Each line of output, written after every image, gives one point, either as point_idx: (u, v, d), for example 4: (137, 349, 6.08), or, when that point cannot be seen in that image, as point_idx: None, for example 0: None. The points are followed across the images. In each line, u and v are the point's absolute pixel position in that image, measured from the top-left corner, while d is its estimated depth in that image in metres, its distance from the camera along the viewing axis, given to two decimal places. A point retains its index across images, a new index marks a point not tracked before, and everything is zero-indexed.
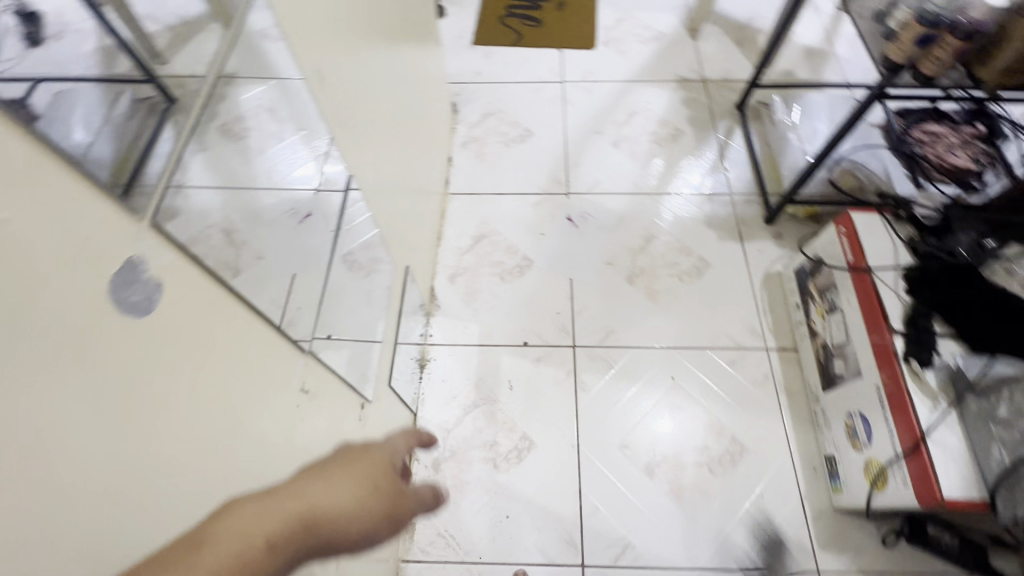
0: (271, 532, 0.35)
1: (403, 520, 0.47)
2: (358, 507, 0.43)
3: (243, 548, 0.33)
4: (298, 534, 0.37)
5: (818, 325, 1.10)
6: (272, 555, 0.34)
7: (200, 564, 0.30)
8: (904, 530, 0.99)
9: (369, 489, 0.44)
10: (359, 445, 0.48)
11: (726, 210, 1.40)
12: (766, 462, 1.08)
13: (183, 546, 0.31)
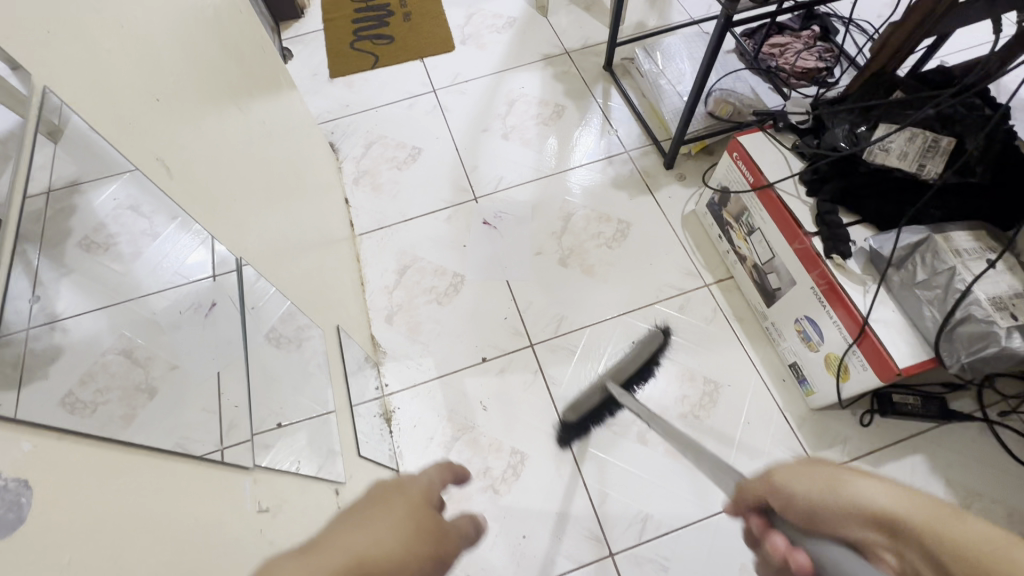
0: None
1: (452, 558, 0.42)
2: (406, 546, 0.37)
3: None
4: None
5: (744, 248, 1.15)
6: None
7: None
8: (876, 407, 1.06)
9: (411, 524, 0.39)
10: (392, 486, 0.43)
11: (628, 167, 1.43)
12: (741, 389, 1.12)
13: None
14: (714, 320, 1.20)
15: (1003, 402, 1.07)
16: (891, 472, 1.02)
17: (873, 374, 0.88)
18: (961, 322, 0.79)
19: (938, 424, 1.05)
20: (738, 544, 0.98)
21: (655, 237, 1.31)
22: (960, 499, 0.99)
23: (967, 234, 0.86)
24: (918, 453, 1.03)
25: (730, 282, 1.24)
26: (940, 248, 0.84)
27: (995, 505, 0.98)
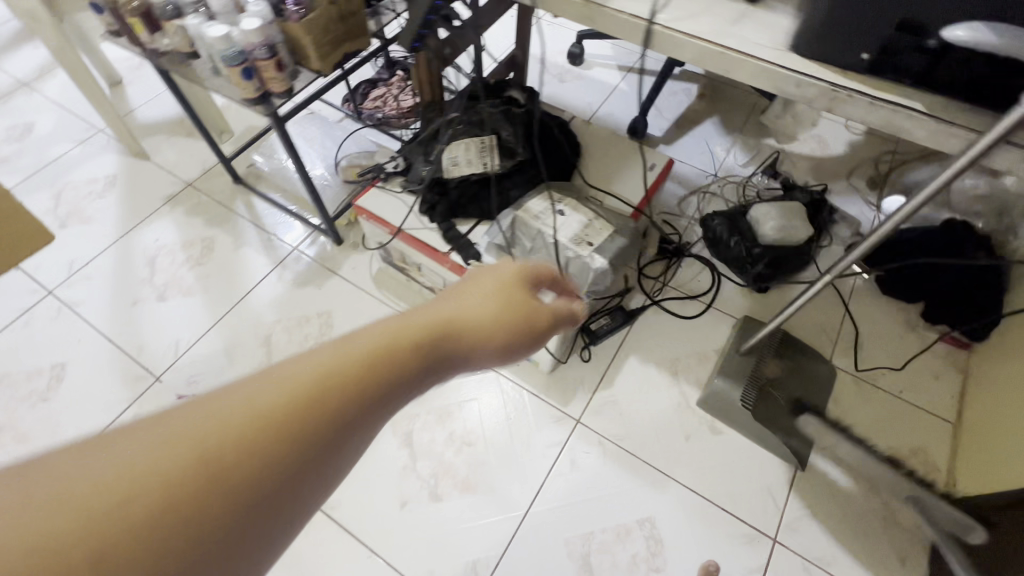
0: (410, 339, 0.35)
1: (540, 332, 0.45)
2: (500, 338, 0.41)
3: (350, 358, 0.31)
4: (433, 335, 0.36)
5: (427, 281, 1.24)
6: (408, 368, 0.34)
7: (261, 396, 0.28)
8: (587, 340, 1.25)
9: (517, 315, 0.42)
10: (509, 266, 0.46)
11: (304, 261, 1.41)
12: (493, 394, 1.21)
13: (258, 427, 0.27)
14: None
15: (657, 282, 1.36)
16: (622, 383, 1.22)
17: None
18: (567, 267, 0.97)
19: (631, 325, 1.29)
20: (554, 526, 1.05)
21: (360, 311, 1.33)
22: (670, 370, 1.23)
23: (538, 197, 1.04)
24: (631, 356, 1.25)
25: None
26: (525, 220, 1.00)
27: (690, 359, 1.25)
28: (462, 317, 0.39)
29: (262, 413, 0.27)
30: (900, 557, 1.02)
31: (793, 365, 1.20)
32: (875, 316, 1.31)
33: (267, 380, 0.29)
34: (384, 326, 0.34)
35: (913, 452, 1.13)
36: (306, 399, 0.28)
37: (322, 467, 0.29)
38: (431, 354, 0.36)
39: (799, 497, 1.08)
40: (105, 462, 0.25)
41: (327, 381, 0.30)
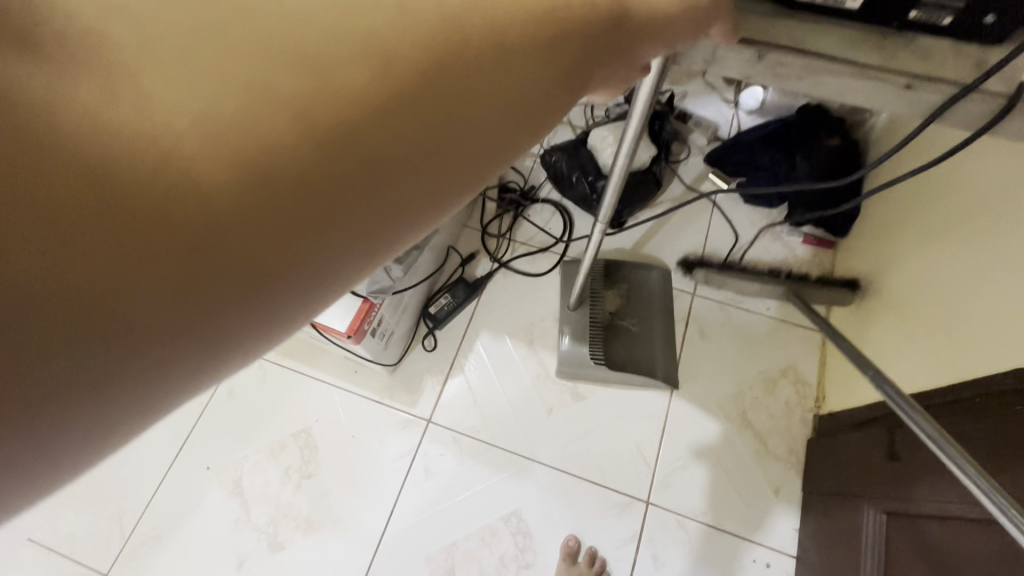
0: (572, 7, 0.27)
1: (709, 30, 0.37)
2: (572, 35, 0.27)
3: (484, 24, 0.24)
4: (601, 15, 0.29)
5: None
6: (505, 63, 0.25)
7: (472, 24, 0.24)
8: (430, 326, 1.10)
9: (685, 6, 0.35)
10: None
11: None
12: (330, 411, 1.05)
13: (411, 72, 0.23)
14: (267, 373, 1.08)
15: (504, 241, 1.19)
16: (476, 367, 1.08)
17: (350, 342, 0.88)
18: None
19: (478, 297, 1.14)
20: (414, 546, 0.95)
21: None
22: (525, 340, 1.10)
23: None
24: (481, 333, 1.11)
25: None
26: None
27: (545, 322, 1.12)
28: (530, 57, 0.26)
29: (389, 66, 0.23)
30: (775, 488, 0.97)
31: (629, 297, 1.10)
32: (739, 229, 1.19)
33: (313, 42, 0.21)
34: (448, 59, 0.23)
35: (783, 372, 1.06)
36: (326, 130, 0.22)
37: (304, 255, 0.23)
38: (564, 56, 0.27)
39: (670, 448, 1.01)
40: (236, 19, 0.22)
41: (385, 85, 0.22)
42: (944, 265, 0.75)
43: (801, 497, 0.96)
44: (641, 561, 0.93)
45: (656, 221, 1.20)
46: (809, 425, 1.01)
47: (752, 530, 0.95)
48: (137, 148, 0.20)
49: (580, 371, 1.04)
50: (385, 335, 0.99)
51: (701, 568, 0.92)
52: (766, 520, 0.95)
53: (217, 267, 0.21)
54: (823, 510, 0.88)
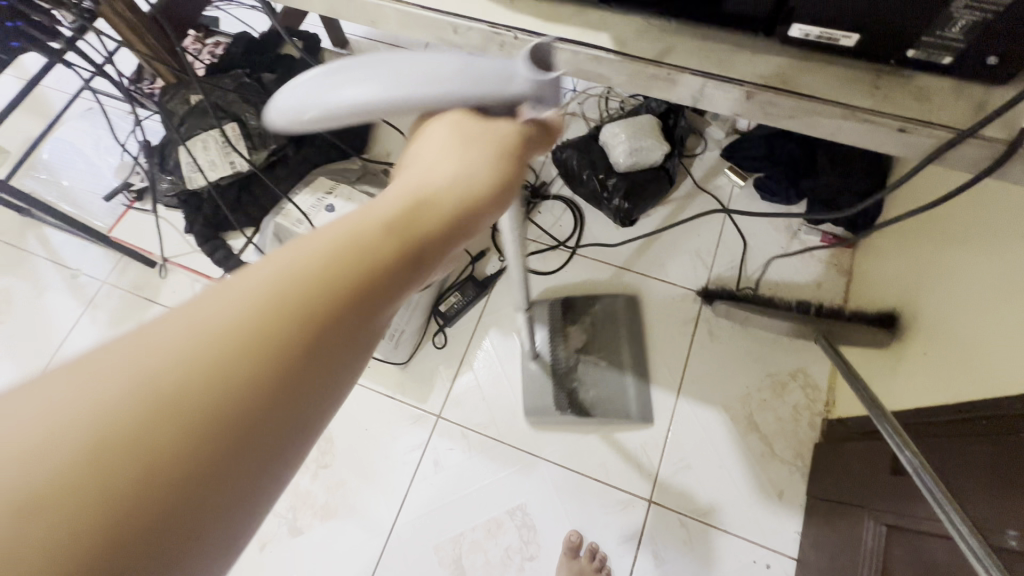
0: (387, 218, 0.30)
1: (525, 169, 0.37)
2: (410, 239, 0.30)
3: (313, 282, 0.27)
4: (419, 214, 0.31)
5: None
6: (345, 294, 0.27)
7: (298, 267, 0.27)
8: (441, 323, 1.13)
9: (500, 152, 0.35)
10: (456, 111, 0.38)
11: (116, 295, 1.22)
12: (345, 405, 1.09)
13: (253, 340, 0.25)
14: None
15: (514, 238, 1.20)
16: (485, 364, 1.11)
17: None
18: None
19: (488, 295, 1.15)
20: (423, 535, 1.00)
21: None
22: (534, 338, 1.12)
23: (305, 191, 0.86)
24: (490, 330, 1.13)
25: None
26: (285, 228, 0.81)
27: (553, 320, 1.13)
28: (365, 245, 0.28)
29: (238, 338, 0.25)
30: (779, 491, 0.98)
31: (583, 322, 1.12)
32: (753, 227, 1.17)
33: (151, 352, 0.24)
34: (281, 294, 0.26)
35: (793, 375, 1.05)
36: (200, 385, 0.24)
37: (251, 470, 0.25)
38: (398, 261, 0.29)
39: (674, 448, 1.02)
40: (108, 351, 0.24)
41: (229, 343, 0.25)
42: (953, 280, 0.72)
43: (805, 501, 0.96)
44: (642, 558, 0.95)
45: (668, 218, 1.19)
46: (817, 429, 1.01)
47: (753, 531, 0.96)
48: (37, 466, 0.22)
49: (552, 420, 1.04)
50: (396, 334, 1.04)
51: (701, 567, 0.94)
52: (768, 522, 0.96)
53: (149, 512, 0.23)
54: (826, 516, 0.89)
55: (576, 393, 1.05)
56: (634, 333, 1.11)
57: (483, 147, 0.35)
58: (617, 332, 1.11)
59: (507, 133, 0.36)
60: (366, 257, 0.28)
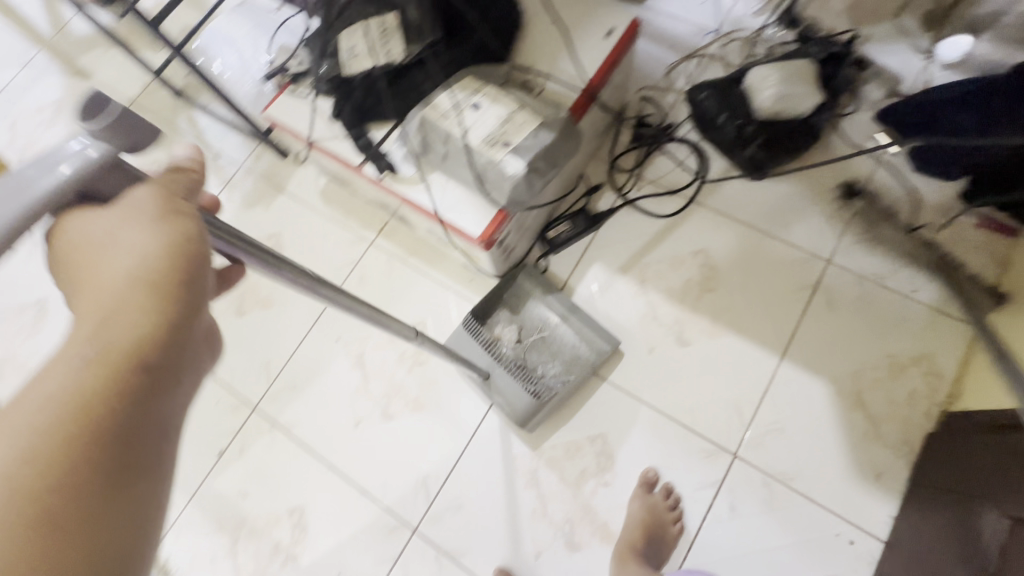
0: (127, 288, 0.37)
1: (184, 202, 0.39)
2: (142, 309, 0.37)
3: (66, 389, 0.35)
4: (147, 283, 0.37)
5: (366, 194, 1.13)
6: (131, 344, 0.36)
7: (40, 401, 0.35)
8: (546, 249, 1.13)
9: (155, 206, 0.38)
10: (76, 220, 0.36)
11: (250, 180, 1.33)
12: (444, 312, 1.14)
13: (74, 419, 0.35)
14: (394, 268, 1.19)
15: (631, 177, 1.16)
16: (584, 295, 1.11)
17: (477, 249, 0.90)
18: (484, 172, 0.82)
19: (596, 229, 1.14)
20: (503, 443, 1.04)
21: (309, 230, 1.26)
22: (637, 278, 1.10)
23: (453, 87, 0.86)
24: (594, 263, 1.13)
25: (391, 223, 1.23)
26: (432, 119, 0.84)
27: (661, 264, 1.10)
28: (75, 381, 0.35)
29: (52, 432, 0.34)
30: (876, 472, 0.93)
31: (518, 320, 1.07)
32: (897, 199, 1.07)
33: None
34: (37, 423, 0.34)
35: (915, 360, 0.98)
36: (20, 513, 0.33)
37: (134, 480, 0.37)
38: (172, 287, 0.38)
39: (768, 410, 0.99)
40: None
41: (34, 460, 0.34)
42: None
43: (905, 488, 0.91)
44: (717, 506, 0.95)
45: (801, 177, 1.11)
46: (933, 419, 0.94)
47: (841, 506, 0.92)
48: None
49: (550, 416, 1.02)
50: (505, 249, 1.01)
51: (779, 528, 0.92)
52: (859, 500, 0.92)
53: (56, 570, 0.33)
54: (930, 503, 0.84)
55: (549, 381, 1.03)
56: (744, 290, 1.06)
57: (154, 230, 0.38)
58: (726, 286, 1.07)
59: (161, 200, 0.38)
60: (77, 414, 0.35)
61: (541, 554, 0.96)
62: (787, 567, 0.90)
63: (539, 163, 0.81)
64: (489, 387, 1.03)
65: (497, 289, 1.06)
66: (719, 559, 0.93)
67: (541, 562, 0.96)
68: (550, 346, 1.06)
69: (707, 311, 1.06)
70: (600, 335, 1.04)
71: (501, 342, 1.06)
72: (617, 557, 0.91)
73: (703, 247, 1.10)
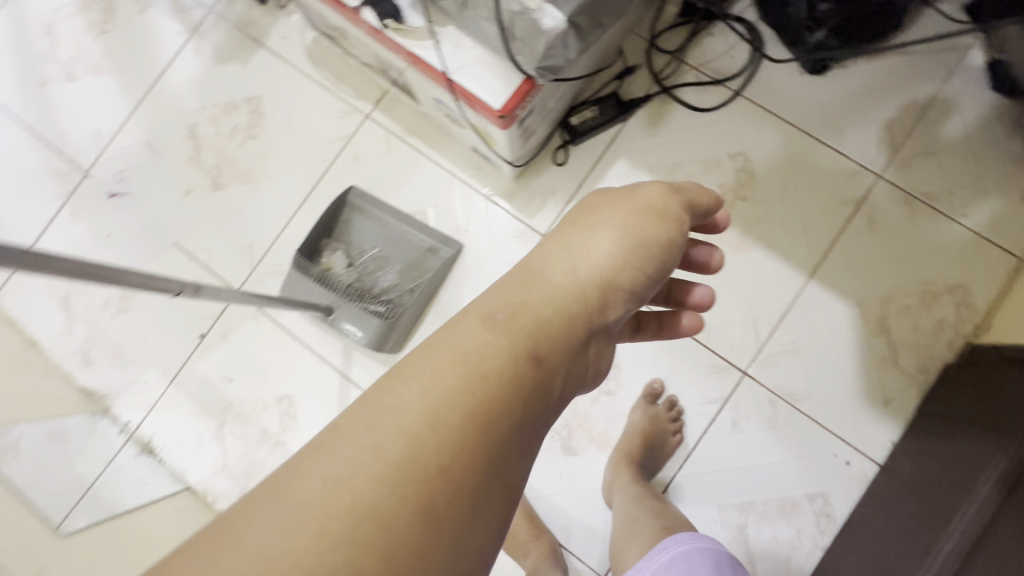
0: (458, 396, 0.36)
1: None
2: (475, 425, 0.36)
3: (422, 415, 0.35)
4: (478, 406, 0.36)
5: (361, 53, 0.96)
6: (467, 420, 0.36)
7: (416, 463, 0.33)
8: (566, 139, 1.00)
9: None
10: None
11: (222, 28, 1.12)
12: (447, 202, 1.03)
13: (422, 460, 0.33)
14: (391, 148, 1.05)
15: (673, 60, 1.00)
16: None
17: (495, 126, 0.77)
18: (513, 26, 0.67)
19: (626, 119, 1.00)
20: None
21: (294, 95, 1.09)
22: (665, 181, 0.99)
23: None
24: (619, 159, 1.00)
25: (390, 95, 1.06)
26: None
27: (694, 166, 0.99)
28: (436, 416, 0.35)
29: (404, 466, 0.33)
30: (886, 399, 0.91)
31: (350, 245, 1.02)
32: (970, 112, 0.94)
33: (413, 404, 0.35)
34: (427, 431, 0.34)
35: (951, 289, 0.92)
36: (452, 429, 0.35)
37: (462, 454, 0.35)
38: (495, 419, 0.36)
39: (787, 330, 0.94)
40: (365, 437, 0.34)
41: (436, 424, 0.35)
42: None
43: (912, 415, 0.90)
44: (719, 421, 0.93)
45: (866, 76, 0.97)
46: (955, 351, 0.90)
47: (844, 429, 0.91)
48: (379, 469, 0.32)
49: (403, 335, 0.99)
50: (526, 130, 0.86)
51: (778, 445, 0.92)
52: (863, 425, 0.91)
53: (456, 512, 0.33)
54: (937, 434, 0.82)
55: (396, 297, 1.00)
56: (781, 202, 0.96)
57: (622, 223, 0.49)
58: (762, 196, 0.97)
59: (653, 203, 0.51)
60: (582, 290, 0.45)
61: None
62: (780, 482, 0.91)
63: (580, 18, 0.65)
64: (332, 322, 0.97)
65: (326, 216, 1.00)
66: (715, 470, 0.93)
67: (535, 463, 0.95)
68: (384, 260, 1.01)
69: (738, 222, 0.97)
70: (427, 225, 1.02)
71: (334, 273, 1.00)
72: (613, 463, 0.91)
73: (744, 149, 0.98)
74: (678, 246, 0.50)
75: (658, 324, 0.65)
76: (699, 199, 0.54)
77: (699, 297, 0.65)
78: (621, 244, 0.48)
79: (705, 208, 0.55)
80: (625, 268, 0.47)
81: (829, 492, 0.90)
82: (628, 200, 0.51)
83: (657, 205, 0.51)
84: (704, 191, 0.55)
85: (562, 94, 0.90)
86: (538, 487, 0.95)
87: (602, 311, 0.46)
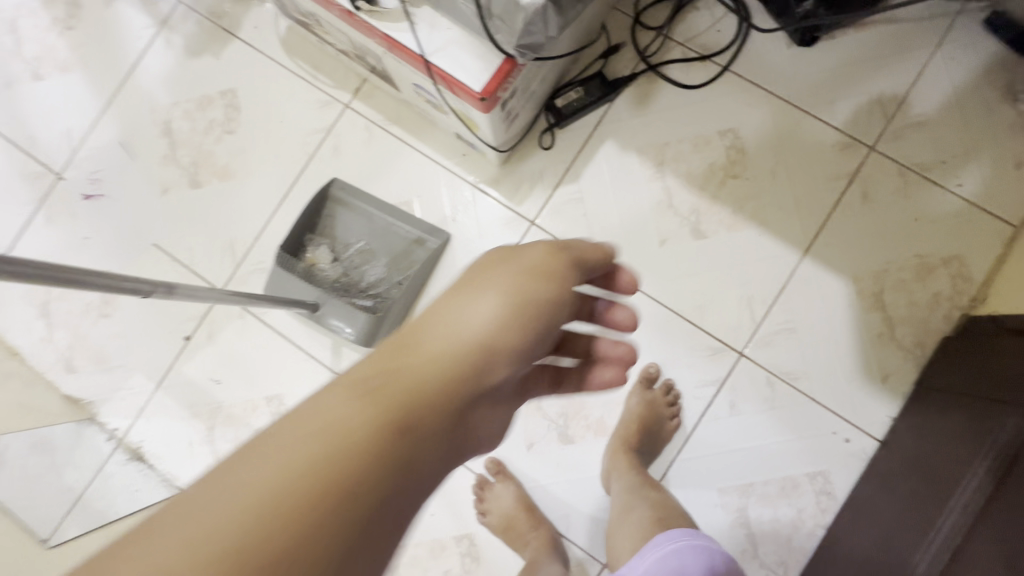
0: (314, 469, 0.34)
1: None
2: (325, 504, 0.33)
3: (265, 497, 0.32)
4: (335, 483, 0.34)
5: (336, 40, 0.93)
6: (319, 500, 0.33)
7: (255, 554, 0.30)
8: (551, 122, 0.97)
9: None
10: None
11: (192, 19, 1.08)
12: (432, 192, 1.00)
13: (263, 548, 0.31)
14: (372, 138, 1.02)
15: (658, 37, 0.98)
16: (592, 178, 0.98)
17: (477, 109, 0.75)
18: (490, 3, 0.64)
19: (612, 100, 0.98)
20: None
21: (271, 87, 1.05)
22: (654, 161, 0.97)
23: None
24: (606, 141, 0.98)
25: (369, 83, 1.03)
26: None
27: (683, 145, 0.97)
28: (284, 495, 0.32)
29: (238, 556, 0.30)
30: (884, 374, 0.90)
31: (334, 240, 1.00)
32: (962, 80, 0.92)
33: (264, 477, 0.33)
34: (269, 511, 0.32)
35: (946, 261, 0.90)
36: (308, 506, 0.33)
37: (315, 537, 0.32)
38: (352, 496, 0.34)
39: (782, 309, 0.92)
40: (199, 520, 0.31)
41: (283, 502, 0.32)
42: None
43: (909, 389, 0.89)
44: (716, 403, 0.92)
45: (855, 47, 0.94)
46: (951, 323, 0.89)
47: (842, 406, 0.90)
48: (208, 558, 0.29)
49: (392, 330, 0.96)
50: (509, 113, 0.83)
51: (777, 425, 0.91)
52: (861, 401, 0.90)
53: None
54: (937, 407, 0.81)
55: (383, 292, 0.97)
56: (773, 178, 0.94)
57: (507, 283, 0.48)
58: (754, 173, 0.95)
59: (539, 262, 0.50)
60: (461, 355, 0.44)
61: (532, 446, 0.94)
62: (779, 462, 0.90)
63: None
64: (318, 318, 0.93)
65: (308, 211, 0.97)
66: (714, 453, 0.91)
67: (532, 453, 0.94)
68: (369, 254, 0.99)
69: (729, 200, 0.95)
70: (412, 216, 0.99)
71: (319, 269, 0.97)
72: (611, 450, 0.89)
73: (733, 126, 0.96)
74: (564, 303, 0.50)
75: (578, 379, 0.62)
76: (596, 251, 0.53)
77: (621, 320, 0.60)
78: (503, 308, 0.47)
79: (595, 264, 0.53)
80: (502, 334, 0.46)
81: (829, 471, 0.89)
82: (512, 259, 0.50)
83: (544, 265, 0.50)
84: (595, 246, 0.53)
85: (546, 74, 0.87)
86: (536, 477, 0.93)
87: (479, 375, 0.45)
